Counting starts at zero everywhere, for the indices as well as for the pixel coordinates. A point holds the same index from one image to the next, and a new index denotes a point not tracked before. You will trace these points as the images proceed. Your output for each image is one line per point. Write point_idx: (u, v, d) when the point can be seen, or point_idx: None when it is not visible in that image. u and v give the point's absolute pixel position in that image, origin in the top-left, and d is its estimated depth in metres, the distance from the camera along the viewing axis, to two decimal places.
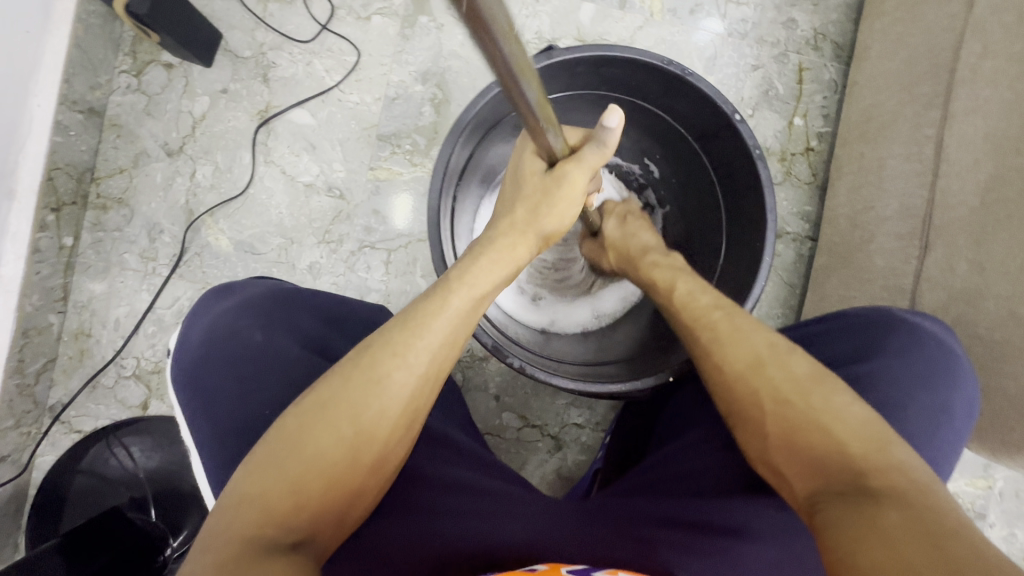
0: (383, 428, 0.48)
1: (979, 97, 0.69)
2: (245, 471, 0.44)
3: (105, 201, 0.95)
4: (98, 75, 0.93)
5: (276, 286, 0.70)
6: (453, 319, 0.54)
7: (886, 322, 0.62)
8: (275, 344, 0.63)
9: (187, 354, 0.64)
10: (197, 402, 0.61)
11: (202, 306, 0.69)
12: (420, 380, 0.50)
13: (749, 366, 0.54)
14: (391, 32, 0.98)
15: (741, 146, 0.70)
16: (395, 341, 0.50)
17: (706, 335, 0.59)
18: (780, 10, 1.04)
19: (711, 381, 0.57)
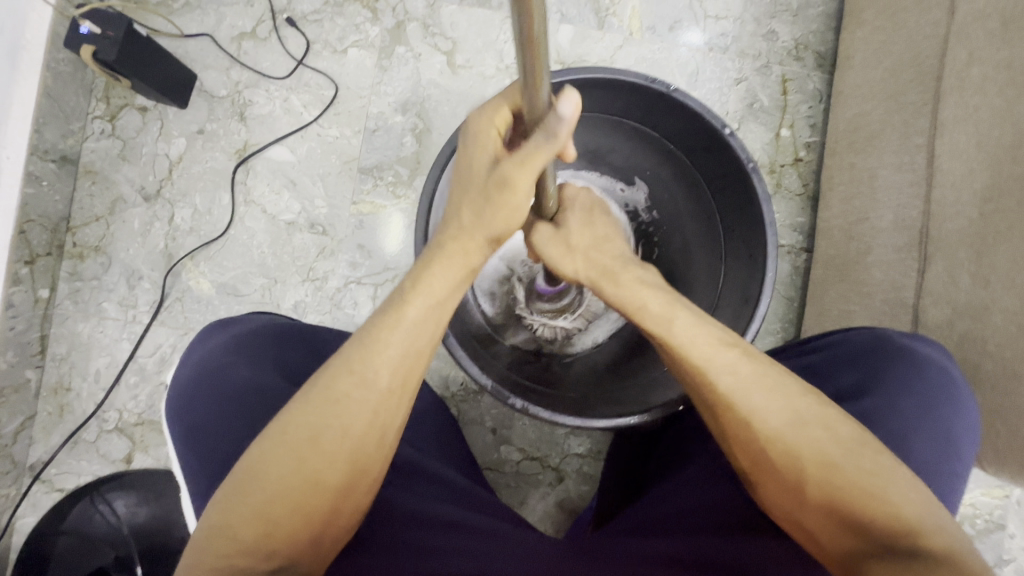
0: (345, 450, 0.46)
1: (969, 105, 0.67)
2: (215, 502, 0.44)
3: (82, 249, 0.93)
4: (70, 123, 0.91)
5: (271, 321, 0.65)
6: (412, 331, 0.50)
7: (885, 349, 0.59)
8: (263, 379, 0.57)
9: (174, 391, 0.59)
10: (179, 441, 0.55)
11: (194, 341, 0.64)
12: (382, 396, 0.47)
13: (789, 423, 0.49)
14: (368, 64, 0.97)
15: (734, 161, 0.64)
16: (351, 358, 0.48)
17: (724, 382, 0.51)
18: (760, 22, 1.03)
19: (730, 432, 0.50)
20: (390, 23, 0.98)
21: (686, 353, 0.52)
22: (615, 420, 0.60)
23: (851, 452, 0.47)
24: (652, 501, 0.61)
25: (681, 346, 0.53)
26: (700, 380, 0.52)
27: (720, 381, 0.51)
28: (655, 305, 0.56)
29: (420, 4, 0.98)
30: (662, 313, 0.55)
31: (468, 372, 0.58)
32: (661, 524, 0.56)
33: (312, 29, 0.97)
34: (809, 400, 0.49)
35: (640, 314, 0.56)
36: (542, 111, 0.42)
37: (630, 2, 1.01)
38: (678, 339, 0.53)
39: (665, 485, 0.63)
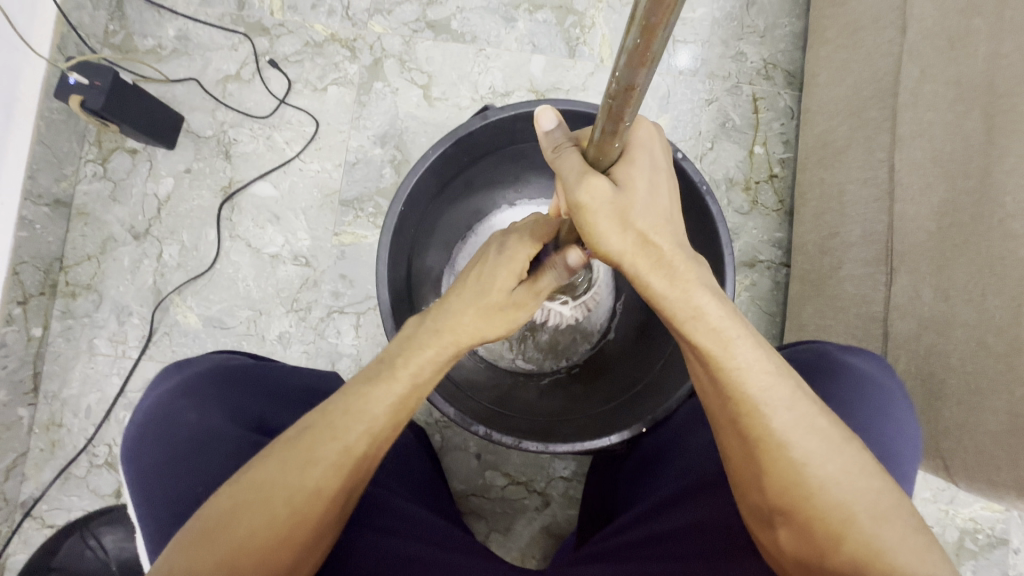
0: (317, 509, 0.46)
1: (923, 121, 0.68)
2: (180, 545, 0.44)
3: (74, 288, 0.96)
4: (63, 167, 0.95)
5: (224, 361, 0.65)
6: (394, 403, 0.50)
7: (825, 367, 0.58)
8: (211, 423, 0.57)
9: (132, 436, 0.60)
10: (134, 490, 0.56)
11: (149, 386, 0.64)
12: (358, 461, 0.48)
13: (843, 471, 0.45)
14: (348, 100, 1.00)
15: (687, 183, 0.65)
16: (334, 421, 0.48)
17: (781, 418, 0.46)
18: (728, 44, 1.05)
19: (777, 473, 0.46)
20: (368, 60, 1.01)
21: (744, 381, 0.47)
22: (586, 444, 0.60)
23: (888, 509, 0.45)
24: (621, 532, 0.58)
25: (736, 369, 0.47)
26: (751, 407, 0.46)
27: (776, 418, 0.46)
28: (716, 315, 0.47)
29: (396, 41, 1.01)
30: (719, 326, 0.47)
31: (433, 403, 0.59)
32: (639, 552, 0.53)
33: (293, 69, 1.01)
34: (855, 451, 0.46)
35: (693, 320, 0.48)
36: (605, 155, 0.45)
37: (600, 30, 1.04)
38: (733, 361, 0.47)
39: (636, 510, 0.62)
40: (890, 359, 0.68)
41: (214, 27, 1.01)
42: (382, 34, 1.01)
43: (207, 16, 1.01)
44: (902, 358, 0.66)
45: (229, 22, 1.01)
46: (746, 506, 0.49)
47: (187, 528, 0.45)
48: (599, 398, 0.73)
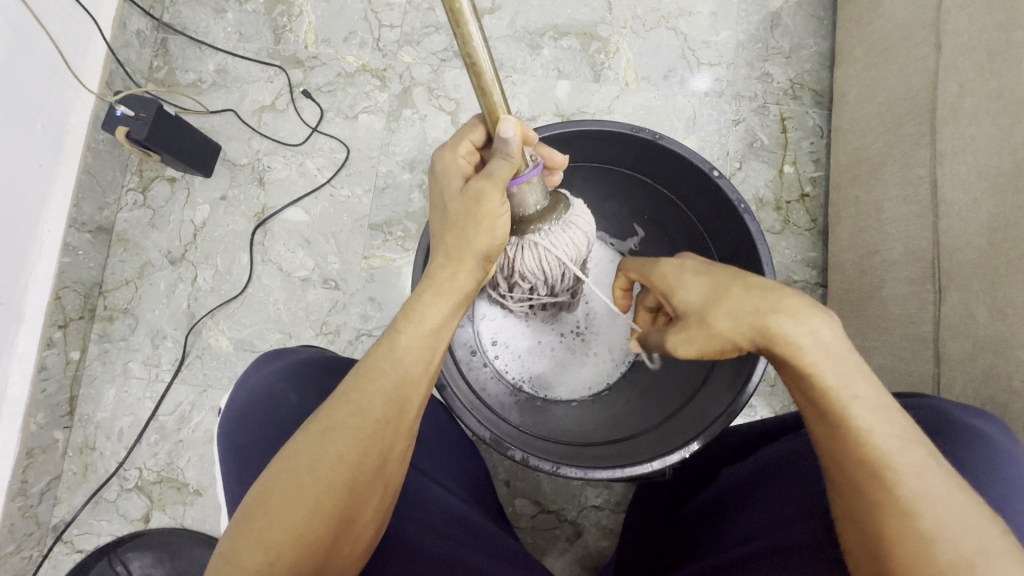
0: (344, 474, 0.45)
1: (965, 135, 0.67)
2: (230, 528, 0.43)
3: (112, 312, 0.98)
4: (107, 196, 0.99)
5: (322, 351, 0.66)
6: (405, 360, 0.49)
7: (944, 427, 0.54)
8: (310, 406, 0.58)
9: (232, 415, 0.61)
10: (232, 469, 0.56)
11: (251, 367, 0.65)
12: (378, 424, 0.47)
13: (980, 552, 0.39)
14: (378, 127, 1.03)
15: (725, 201, 0.64)
16: (349, 387, 0.47)
17: (910, 485, 0.41)
18: (753, 65, 1.05)
19: (896, 545, 0.41)
20: (397, 88, 1.04)
21: (866, 436, 0.43)
22: (626, 469, 0.58)
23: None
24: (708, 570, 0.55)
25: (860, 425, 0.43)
26: (875, 469, 0.42)
27: (903, 486, 0.41)
28: (864, 392, 0.43)
29: (425, 70, 1.04)
30: (841, 385, 0.43)
31: (465, 425, 0.60)
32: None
33: (325, 99, 1.04)
34: (1000, 528, 0.40)
35: (836, 394, 0.43)
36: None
37: (625, 55, 1.06)
38: (863, 424, 0.43)
39: (718, 537, 0.59)
40: (944, 383, 0.65)
41: (252, 61, 1.05)
42: (411, 63, 1.04)
43: (245, 50, 1.05)
44: (957, 381, 0.63)
45: (266, 56, 1.05)
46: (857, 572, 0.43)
47: (238, 516, 0.44)
48: (646, 419, 0.71)
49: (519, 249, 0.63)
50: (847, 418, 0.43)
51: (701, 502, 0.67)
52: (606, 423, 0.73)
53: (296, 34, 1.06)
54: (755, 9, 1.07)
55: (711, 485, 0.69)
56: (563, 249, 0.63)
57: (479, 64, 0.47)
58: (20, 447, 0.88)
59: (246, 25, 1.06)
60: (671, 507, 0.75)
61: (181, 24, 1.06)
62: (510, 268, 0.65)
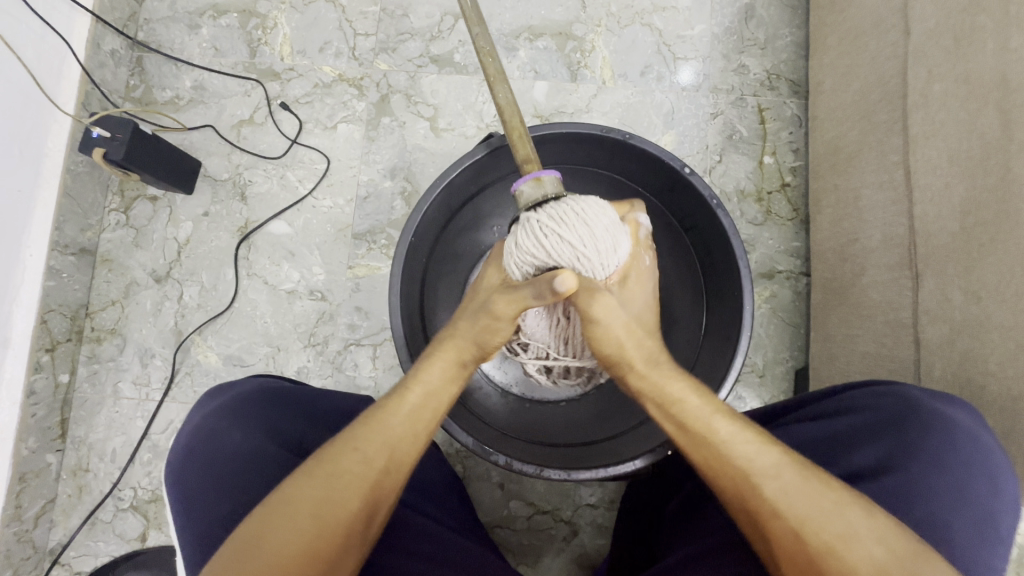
0: (340, 523, 0.46)
1: (936, 121, 0.67)
2: (220, 566, 0.44)
3: (99, 333, 0.98)
4: (89, 218, 0.99)
5: (265, 381, 0.67)
6: (411, 416, 0.52)
7: (914, 418, 0.54)
8: (256, 442, 0.59)
9: (175, 455, 0.60)
10: (180, 511, 0.56)
11: (196, 403, 0.66)
12: (379, 473, 0.49)
13: (840, 537, 0.44)
14: (358, 137, 1.03)
15: (698, 198, 0.64)
16: (357, 435, 0.50)
17: (769, 487, 0.47)
18: (729, 58, 1.06)
19: (775, 543, 0.46)
20: (375, 97, 1.04)
21: (729, 451, 0.49)
22: (609, 470, 0.59)
23: (914, 560, 0.43)
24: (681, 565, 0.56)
25: (721, 443, 0.49)
26: (743, 480, 0.48)
27: (765, 486, 0.47)
28: (695, 401, 0.52)
29: (402, 77, 1.04)
30: (703, 411, 0.51)
31: (452, 434, 0.59)
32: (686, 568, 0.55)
33: (304, 111, 1.04)
34: (861, 509, 0.45)
35: (682, 408, 0.52)
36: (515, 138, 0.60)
37: (601, 53, 1.06)
38: (722, 436, 0.50)
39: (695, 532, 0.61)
40: (923, 367, 0.65)
41: (228, 76, 1.05)
42: (388, 71, 1.04)
43: (221, 65, 1.05)
44: (936, 366, 0.63)
45: (243, 70, 1.05)
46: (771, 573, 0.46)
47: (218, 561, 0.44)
48: (622, 418, 0.71)
49: (516, 239, 0.58)
50: (709, 439, 0.50)
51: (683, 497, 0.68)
52: (586, 425, 0.73)
53: (272, 46, 1.06)
54: (729, 1, 1.07)
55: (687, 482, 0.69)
56: (561, 224, 0.57)
57: (506, 110, 0.59)
58: (13, 473, 0.88)
59: (221, 40, 1.06)
60: (653, 503, 0.76)
61: (156, 42, 1.06)
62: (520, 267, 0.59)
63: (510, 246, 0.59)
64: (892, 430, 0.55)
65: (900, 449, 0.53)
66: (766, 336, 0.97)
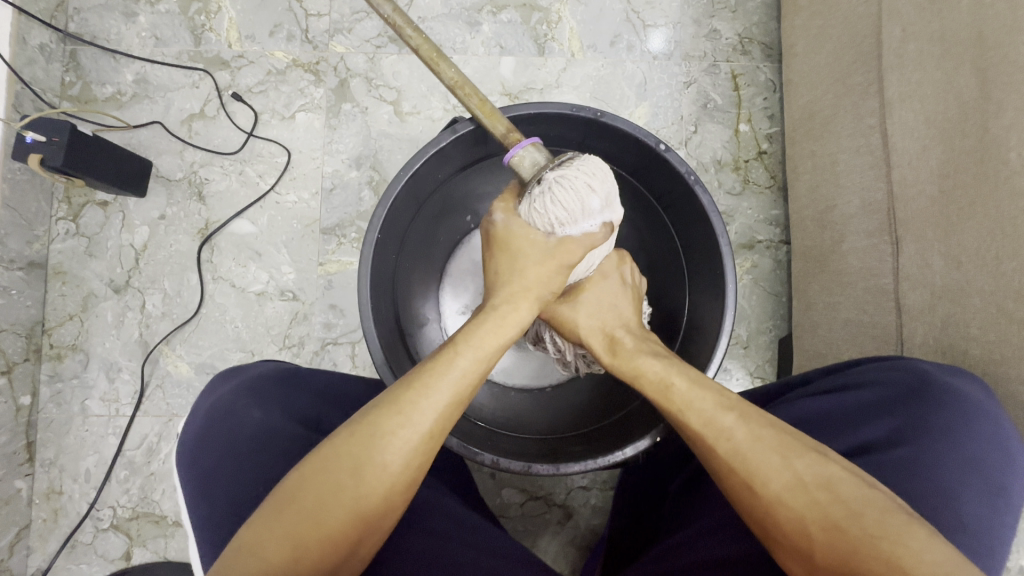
0: (381, 487, 0.44)
1: (912, 81, 0.65)
2: (260, 516, 0.43)
3: (60, 350, 0.93)
4: (34, 229, 0.93)
5: (279, 365, 0.65)
6: (461, 375, 0.48)
7: (927, 394, 0.55)
8: (276, 422, 0.57)
9: (187, 438, 0.57)
10: (192, 492, 0.53)
11: (205, 390, 0.62)
12: (423, 439, 0.46)
13: (786, 487, 0.45)
14: (318, 125, 0.98)
15: (674, 174, 0.62)
16: (400, 398, 0.46)
17: (721, 446, 0.47)
18: (700, 23, 1.02)
19: (738, 500, 0.47)
20: (333, 82, 0.98)
21: (683, 415, 0.50)
22: (600, 461, 0.58)
23: (855, 500, 0.43)
24: (683, 546, 0.57)
25: (678, 410, 0.51)
26: (699, 443, 0.49)
27: (718, 446, 0.48)
28: (652, 367, 0.54)
29: (360, 59, 0.98)
30: (659, 380, 0.53)
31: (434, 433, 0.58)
32: (682, 548, 0.56)
33: (258, 101, 0.98)
34: (807, 457, 0.46)
35: (639, 376, 0.54)
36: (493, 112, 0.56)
37: (567, 24, 1.01)
38: (677, 401, 0.51)
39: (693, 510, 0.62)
40: (906, 334, 0.65)
41: (173, 66, 0.98)
42: (345, 54, 0.98)
43: (164, 56, 0.98)
44: (919, 332, 0.63)
45: (188, 59, 0.98)
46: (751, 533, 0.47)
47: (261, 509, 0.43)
48: (609, 405, 0.71)
49: (543, 195, 0.55)
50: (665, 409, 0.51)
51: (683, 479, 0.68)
52: (576, 413, 0.72)
53: (217, 32, 0.99)
54: None
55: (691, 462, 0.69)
56: (590, 175, 0.57)
57: (462, 84, 0.56)
58: None
59: (161, 27, 0.99)
60: (650, 486, 0.76)
61: (89, 34, 0.98)
62: (546, 222, 0.56)
63: (533, 205, 0.56)
64: (903, 406, 0.56)
65: (912, 424, 0.54)
66: (747, 307, 0.96)
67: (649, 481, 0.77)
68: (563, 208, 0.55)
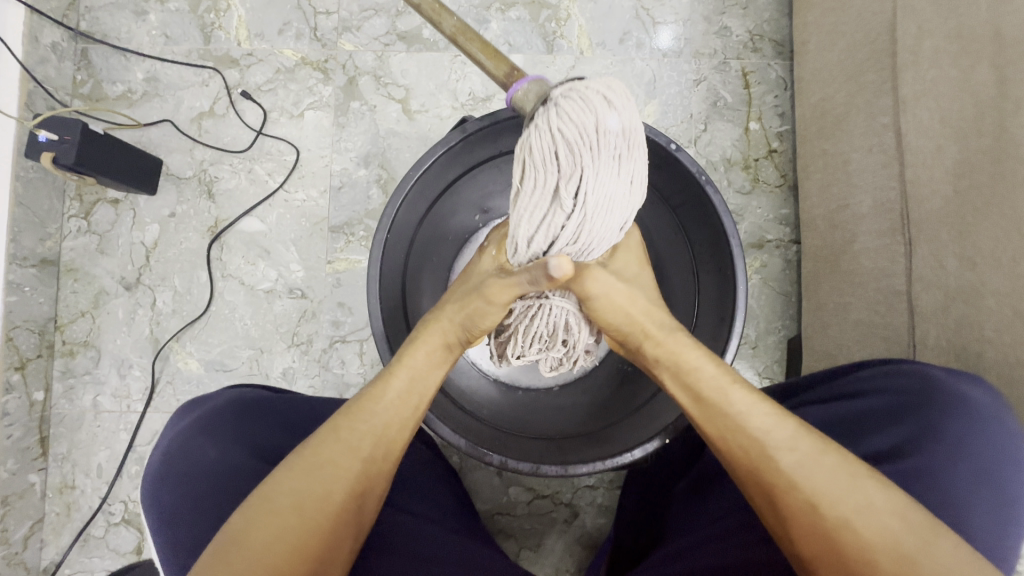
0: (325, 514, 0.45)
1: (926, 79, 0.64)
2: (209, 560, 0.42)
3: (72, 346, 0.94)
4: (47, 226, 0.94)
5: (242, 394, 0.64)
6: (397, 401, 0.51)
7: (938, 403, 0.54)
8: (231, 458, 0.56)
9: (153, 475, 0.58)
10: (159, 530, 0.54)
11: (170, 424, 0.63)
12: (364, 463, 0.48)
13: (855, 509, 0.43)
14: (327, 124, 0.98)
15: (685, 174, 0.62)
16: (338, 425, 0.49)
17: (786, 459, 0.46)
18: (710, 20, 1.01)
19: (789, 518, 0.45)
20: (342, 80, 0.98)
21: (745, 423, 0.48)
22: (608, 461, 0.59)
23: (927, 530, 0.42)
24: (686, 551, 0.57)
25: (738, 416, 0.49)
26: (757, 452, 0.47)
27: (781, 458, 0.46)
28: (709, 370, 0.51)
29: (369, 57, 0.98)
30: (718, 383, 0.50)
31: (439, 435, 0.59)
32: (685, 553, 0.57)
33: (267, 99, 0.98)
34: (875, 481, 0.45)
35: (692, 376, 0.52)
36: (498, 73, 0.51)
37: (577, 22, 1.00)
38: (738, 407, 0.49)
39: (699, 514, 0.62)
40: (918, 335, 0.64)
41: (183, 65, 0.98)
42: (354, 51, 0.98)
43: (174, 54, 0.99)
44: (931, 334, 0.62)
45: (197, 57, 0.99)
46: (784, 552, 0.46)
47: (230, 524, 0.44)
48: (615, 405, 0.71)
49: (538, 124, 0.45)
50: (724, 412, 0.49)
51: (690, 481, 0.68)
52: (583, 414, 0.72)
53: (226, 30, 0.99)
54: None
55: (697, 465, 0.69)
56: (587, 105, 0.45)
57: (462, 33, 0.53)
58: None
59: (171, 25, 0.99)
60: (657, 488, 0.76)
61: (100, 32, 0.99)
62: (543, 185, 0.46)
63: (527, 140, 0.46)
64: (912, 413, 0.55)
65: (922, 433, 0.54)
66: (756, 307, 0.95)
67: (657, 480, 0.77)
68: (562, 136, 0.44)
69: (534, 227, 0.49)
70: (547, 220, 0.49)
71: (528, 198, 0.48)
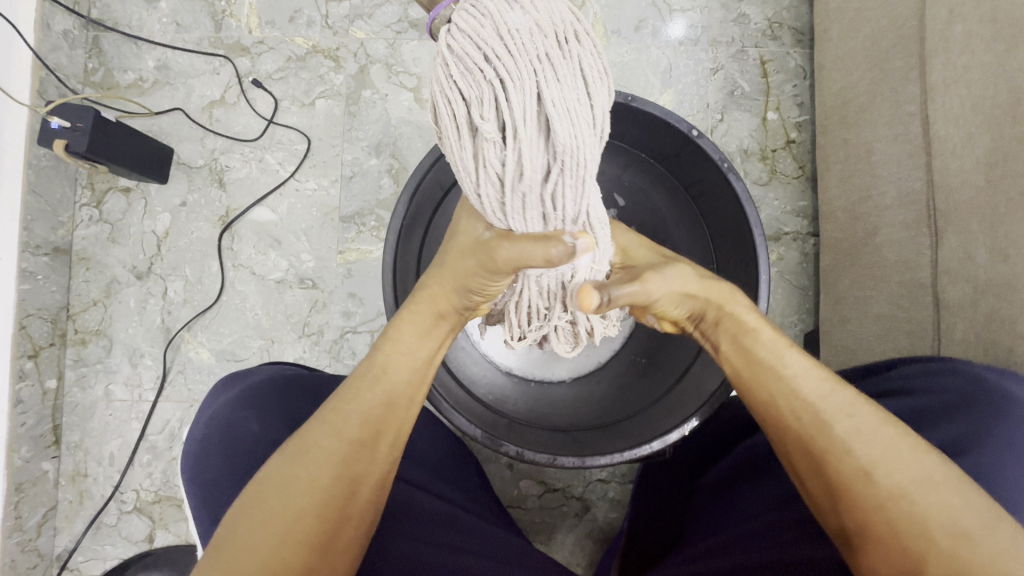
0: (316, 500, 0.44)
1: (958, 66, 0.62)
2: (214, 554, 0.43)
3: (84, 335, 0.94)
4: (59, 215, 0.94)
5: (280, 371, 0.64)
6: (386, 382, 0.49)
7: (989, 403, 0.52)
8: (273, 434, 0.56)
9: (192, 449, 0.58)
10: (199, 500, 0.54)
11: (207, 398, 0.63)
12: (352, 446, 0.46)
13: (914, 481, 0.42)
14: (338, 112, 0.97)
15: (708, 162, 0.60)
16: (327, 406, 0.47)
17: (841, 426, 0.45)
18: (728, 7, 0.99)
19: (841, 487, 0.43)
20: (353, 68, 0.97)
21: (798, 388, 0.47)
22: (626, 453, 0.58)
23: (985, 511, 0.40)
24: (712, 551, 0.55)
25: (791, 379, 0.48)
26: (812, 418, 0.46)
27: (837, 424, 0.45)
28: (767, 335, 0.51)
29: (380, 45, 0.97)
30: (773, 347, 0.50)
31: (458, 426, 0.58)
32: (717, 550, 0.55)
33: (278, 87, 0.97)
34: (932, 456, 0.43)
35: (748, 340, 0.51)
36: None
37: (591, 9, 0.99)
38: (791, 373, 0.48)
39: (726, 513, 0.60)
40: (945, 329, 0.63)
41: (193, 53, 0.98)
42: (365, 40, 0.97)
43: (185, 42, 0.98)
44: (959, 328, 0.61)
45: (208, 45, 0.98)
46: (829, 528, 0.45)
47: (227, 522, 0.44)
48: (632, 398, 0.70)
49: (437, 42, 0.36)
50: (778, 375, 0.48)
51: (714, 477, 0.67)
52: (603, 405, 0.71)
53: (237, 18, 0.98)
54: None
55: (724, 460, 0.68)
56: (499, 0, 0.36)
57: None
58: (9, 483, 0.86)
59: (182, 13, 0.98)
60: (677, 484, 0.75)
61: (111, 20, 0.98)
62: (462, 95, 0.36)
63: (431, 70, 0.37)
64: (961, 412, 0.53)
65: (970, 433, 0.52)
66: (772, 300, 0.94)
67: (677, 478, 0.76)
68: (454, 47, 0.35)
69: (471, 174, 0.39)
70: (479, 161, 0.38)
71: (450, 141, 0.38)
